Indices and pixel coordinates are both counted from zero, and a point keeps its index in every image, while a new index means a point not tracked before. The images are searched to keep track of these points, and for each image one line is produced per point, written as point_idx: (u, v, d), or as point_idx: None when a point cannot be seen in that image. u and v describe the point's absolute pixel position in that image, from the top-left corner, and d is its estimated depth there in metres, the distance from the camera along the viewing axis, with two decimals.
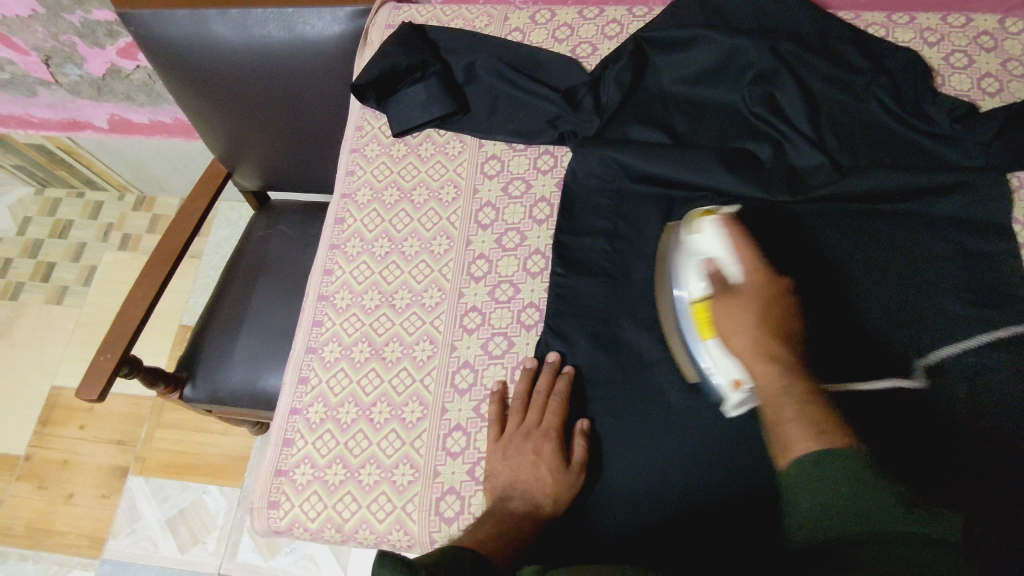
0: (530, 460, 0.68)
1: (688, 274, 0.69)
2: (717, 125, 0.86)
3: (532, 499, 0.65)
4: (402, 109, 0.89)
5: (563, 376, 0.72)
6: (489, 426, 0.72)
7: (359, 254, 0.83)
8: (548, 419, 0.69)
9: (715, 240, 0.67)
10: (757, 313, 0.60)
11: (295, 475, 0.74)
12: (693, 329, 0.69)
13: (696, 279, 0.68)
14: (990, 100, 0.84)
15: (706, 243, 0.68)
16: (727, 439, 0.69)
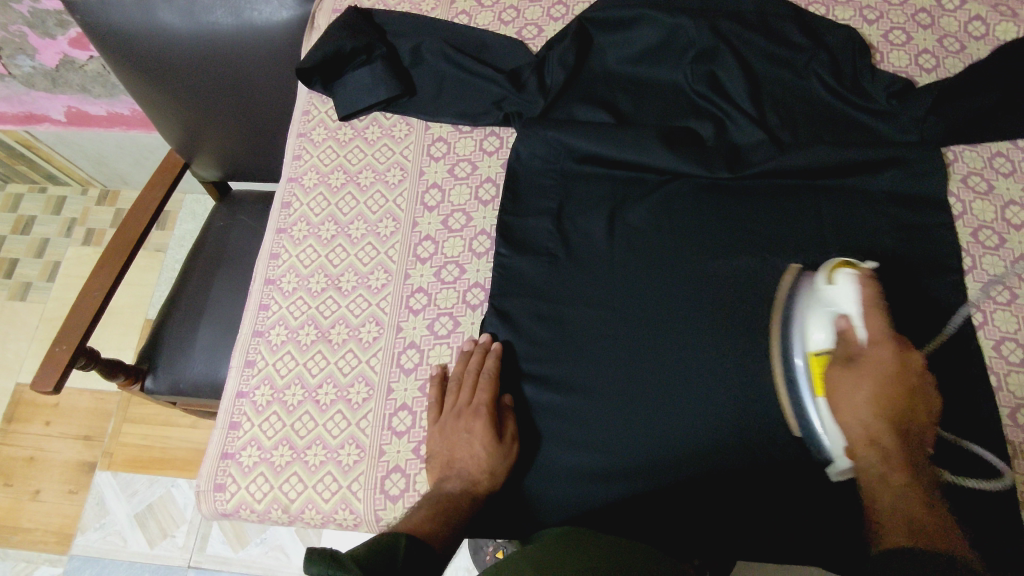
0: (464, 437, 0.68)
1: (809, 325, 0.67)
2: (661, 105, 0.86)
3: (469, 477, 0.66)
4: (348, 93, 0.88)
5: (493, 353, 0.73)
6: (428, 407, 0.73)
7: (306, 237, 0.83)
8: (479, 396, 0.70)
9: (849, 296, 0.65)
10: (873, 388, 0.61)
11: (241, 457, 0.74)
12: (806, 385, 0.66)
13: (818, 332, 0.66)
14: (926, 76, 0.86)
15: (844, 300, 0.65)
16: (662, 413, 0.72)
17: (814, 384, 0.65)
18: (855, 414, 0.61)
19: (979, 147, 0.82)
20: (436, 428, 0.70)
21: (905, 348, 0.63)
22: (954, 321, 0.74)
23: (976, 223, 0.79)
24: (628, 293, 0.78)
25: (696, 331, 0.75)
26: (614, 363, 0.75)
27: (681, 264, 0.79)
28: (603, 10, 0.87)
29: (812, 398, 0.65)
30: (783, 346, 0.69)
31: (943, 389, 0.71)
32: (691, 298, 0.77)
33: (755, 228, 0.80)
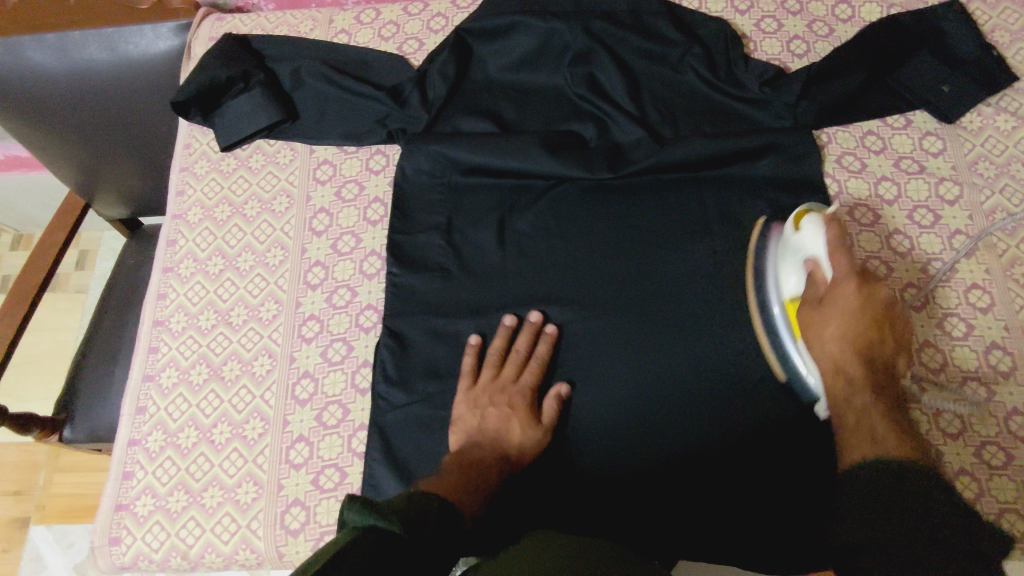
0: (502, 412, 0.70)
1: (783, 273, 0.69)
2: (543, 109, 0.87)
3: (498, 446, 0.68)
4: (229, 121, 0.86)
5: (547, 337, 0.74)
6: (461, 377, 0.73)
7: (192, 274, 0.82)
8: (526, 379, 0.72)
9: (815, 239, 0.65)
10: (840, 328, 0.62)
11: (136, 507, 0.72)
12: (786, 328, 0.68)
13: (791, 278, 0.68)
14: (798, 61, 0.88)
15: (809, 245, 0.66)
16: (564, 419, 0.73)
17: (790, 326, 0.68)
18: (816, 346, 0.64)
19: (850, 128, 0.84)
20: (469, 399, 0.71)
21: (868, 275, 0.63)
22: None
23: (851, 202, 0.81)
24: (523, 301, 0.78)
25: (590, 333, 0.76)
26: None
27: (570, 266, 0.79)
28: (476, 20, 0.86)
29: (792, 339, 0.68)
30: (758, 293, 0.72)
31: None
32: (581, 301, 0.77)
33: (642, 225, 0.80)
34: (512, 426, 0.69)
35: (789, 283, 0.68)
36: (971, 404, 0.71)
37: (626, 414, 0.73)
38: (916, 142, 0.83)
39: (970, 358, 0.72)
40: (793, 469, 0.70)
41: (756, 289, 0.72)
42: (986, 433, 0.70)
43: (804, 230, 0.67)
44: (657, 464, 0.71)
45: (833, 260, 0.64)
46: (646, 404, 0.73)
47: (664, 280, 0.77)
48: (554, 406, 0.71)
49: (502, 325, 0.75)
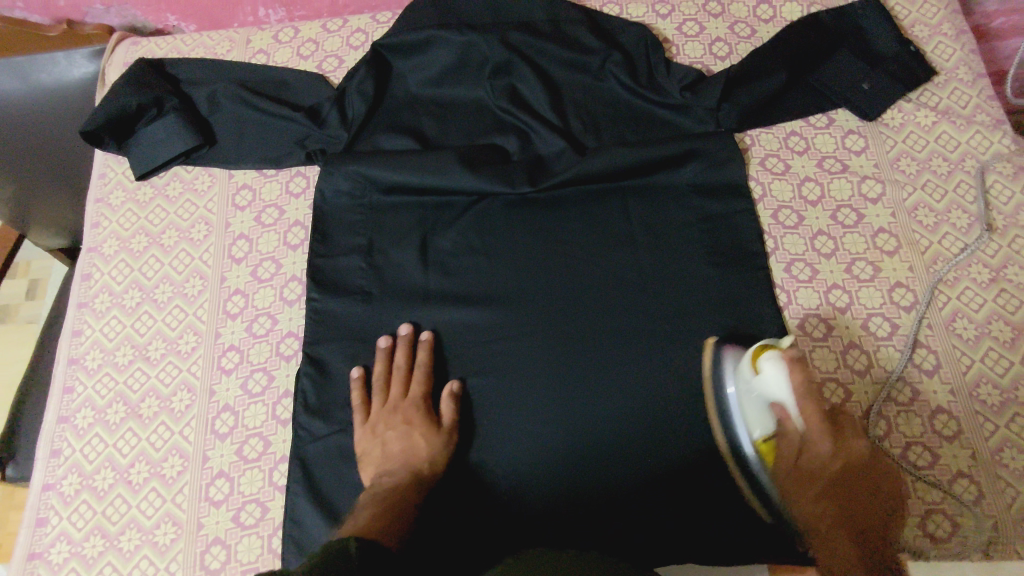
0: (403, 430, 0.69)
1: (749, 420, 0.65)
2: (465, 123, 0.85)
3: (409, 466, 0.67)
4: (143, 149, 0.84)
5: (423, 344, 0.74)
6: (354, 412, 0.71)
7: (108, 309, 0.80)
8: (415, 390, 0.71)
9: (780, 383, 0.63)
10: (818, 484, 0.63)
11: (50, 555, 0.69)
12: (749, 460, 0.65)
13: (757, 422, 0.64)
14: (720, 63, 0.87)
15: (774, 387, 0.64)
16: (493, 436, 0.71)
17: (763, 462, 0.64)
18: (796, 498, 0.63)
19: (774, 129, 0.83)
20: (368, 429, 0.70)
21: (834, 435, 0.64)
22: (761, 306, 0.74)
23: (775, 205, 0.80)
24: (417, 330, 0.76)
25: (519, 352, 0.74)
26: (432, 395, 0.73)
27: (493, 283, 0.78)
28: (394, 35, 0.85)
29: (760, 463, 0.64)
30: (714, 392, 0.68)
31: None
32: (506, 318, 0.76)
33: (566, 237, 0.79)
34: (414, 438, 0.68)
35: (750, 396, 0.65)
36: (895, 404, 0.70)
37: (549, 432, 0.71)
38: (839, 142, 0.82)
39: (894, 357, 0.72)
40: (722, 480, 0.68)
41: (712, 383, 0.68)
42: (912, 433, 0.69)
43: (766, 372, 0.64)
44: (583, 482, 0.69)
45: (802, 410, 0.63)
46: (568, 420, 0.71)
47: (589, 293, 0.76)
48: (451, 406, 0.70)
49: (378, 349, 0.74)
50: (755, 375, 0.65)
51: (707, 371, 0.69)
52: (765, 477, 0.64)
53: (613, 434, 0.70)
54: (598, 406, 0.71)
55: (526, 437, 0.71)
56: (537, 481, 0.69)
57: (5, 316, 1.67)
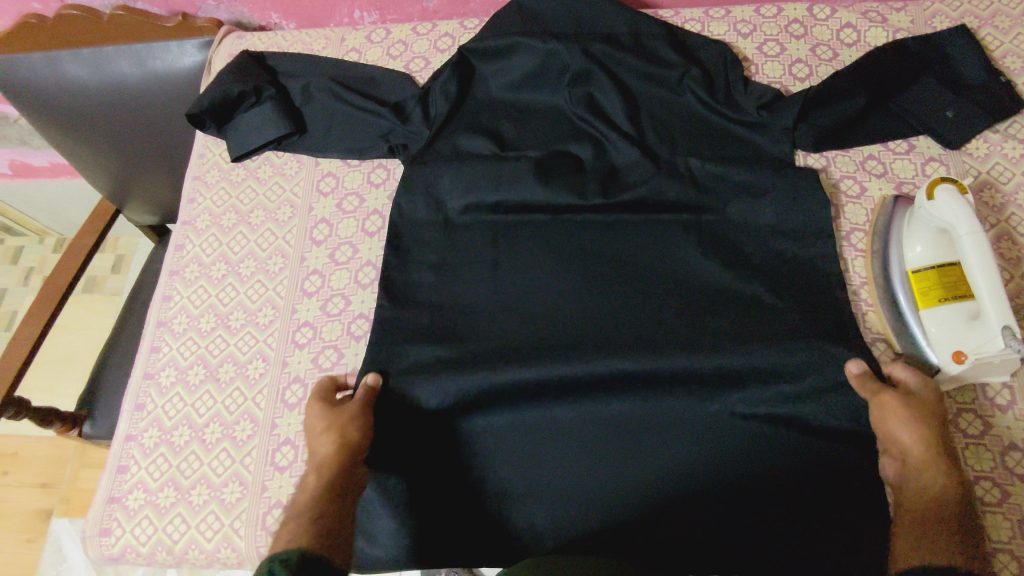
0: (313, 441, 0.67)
1: (909, 241, 0.72)
2: (540, 128, 0.88)
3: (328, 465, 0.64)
4: (240, 134, 0.90)
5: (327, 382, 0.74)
6: None
7: (196, 278, 0.85)
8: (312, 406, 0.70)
9: (954, 209, 0.66)
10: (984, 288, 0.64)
11: (127, 501, 0.74)
12: (908, 299, 0.71)
13: (916, 248, 0.71)
14: (800, 85, 0.87)
15: (949, 213, 0.67)
16: (551, 430, 0.74)
17: (917, 298, 0.70)
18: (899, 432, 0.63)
19: (851, 152, 0.83)
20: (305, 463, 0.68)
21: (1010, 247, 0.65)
22: (828, 320, 0.73)
23: (847, 227, 0.80)
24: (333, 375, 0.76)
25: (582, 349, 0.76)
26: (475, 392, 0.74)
27: (557, 284, 0.79)
28: (479, 40, 0.88)
29: (915, 311, 0.70)
30: (878, 259, 0.75)
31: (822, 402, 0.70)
32: (567, 317, 0.77)
33: (633, 243, 0.81)
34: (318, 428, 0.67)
35: (913, 252, 0.71)
36: (965, 437, 0.68)
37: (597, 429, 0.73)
38: (918, 168, 0.81)
39: (966, 390, 0.70)
40: (775, 495, 0.69)
41: (878, 235, 0.76)
42: (981, 468, 0.67)
43: (938, 199, 0.68)
44: (611, 491, 0.71)
45: (971, 224, 0.65)
46: (620, 420, 0.73)
47: (651, 298, 0.77)
48: (364, 394, 0.71)
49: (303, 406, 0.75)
50: (929, 201, 0.69)
51: (878, 220, 0.77)
52: (920, 331, 0.70)
53: (666, 440, 0.72)
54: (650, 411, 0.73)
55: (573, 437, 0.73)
56: (584, 480, 0.72)
57: (93, 287, 1.79)
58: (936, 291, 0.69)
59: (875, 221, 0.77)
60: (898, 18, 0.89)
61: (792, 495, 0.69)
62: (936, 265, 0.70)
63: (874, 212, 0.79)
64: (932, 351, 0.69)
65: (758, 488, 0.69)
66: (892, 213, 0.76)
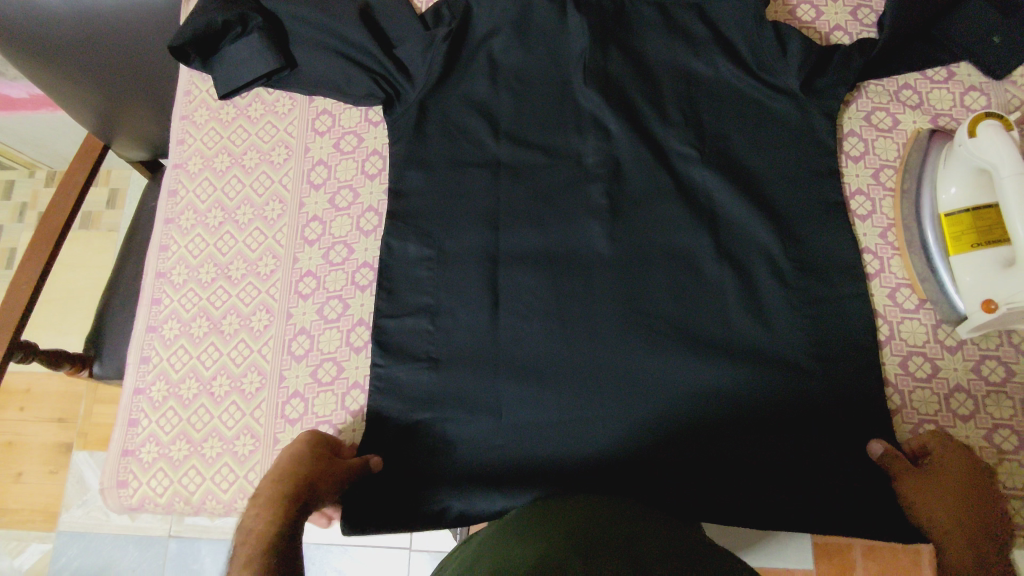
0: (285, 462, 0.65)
1: (946, 180, 0.68)
2: (547, 55, 0.81)
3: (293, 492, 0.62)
4: (227, 69, 0.84)
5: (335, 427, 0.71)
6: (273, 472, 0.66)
7: (193, 226, 0.82)
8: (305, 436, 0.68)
9: (996, 146, 0.62)
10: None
11: (141, 453, 0.75)
12: (938, 242, 0.68)
13: (951, 189, 0.67)
14: (832, 5, 0.80)
15: (990, 151, 0.62)
16: (571, 377, 0.71)
17: (948, 242, 0.67)
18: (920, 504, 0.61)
19: (884, 81, 0.77)
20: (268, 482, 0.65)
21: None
22: (846, 256, 0.72)
23: (876, 164, 0.75)
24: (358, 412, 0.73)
25: (597, 297, 0.74)
26: (473, 362, 0.73)
27: (567, 230, 0.76)
28: None
29: (944, 256, 0.68)
30: (907, 201, 0.72)
31: (839, 351, 0.69)
32: (578, 264, 0.75)
33: (647, 184, 0.77)
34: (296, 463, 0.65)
35: (947, 194, 0.68)
36: (987, 385, 0.67)
37: (614, 373, 0.71)
38: (956, 99, 0.76)
39: (991, 335, 0.68)
40: (795, 443, 0.67)
41: (910, 175, 0.72)
42: (1000, 415, 0.66)
43: (981, 136, 0.63)
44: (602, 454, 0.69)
45: (1013, 163, 0.61)
46: (629, 373, 0.71)
47: (664, 243, 0.75)
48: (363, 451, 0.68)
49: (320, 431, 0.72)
50: (970, 139, 0.64)
51: (911, 157, 0.73)
52: (949, 276, 0.68)
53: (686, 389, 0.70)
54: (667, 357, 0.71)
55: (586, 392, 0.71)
56: (604, 434, 0.70)
57: (88, 222, 1.75)
58: (968, 236, 0.66)
59: (910, 159, 0.73)
60: None
61: (812, 441, 0.67)
62: (971, 207, 0.66)
63: (905, 147, 0.75)
64: (959, 298, 0.67)
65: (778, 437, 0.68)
66: (925, 153, 0.72)
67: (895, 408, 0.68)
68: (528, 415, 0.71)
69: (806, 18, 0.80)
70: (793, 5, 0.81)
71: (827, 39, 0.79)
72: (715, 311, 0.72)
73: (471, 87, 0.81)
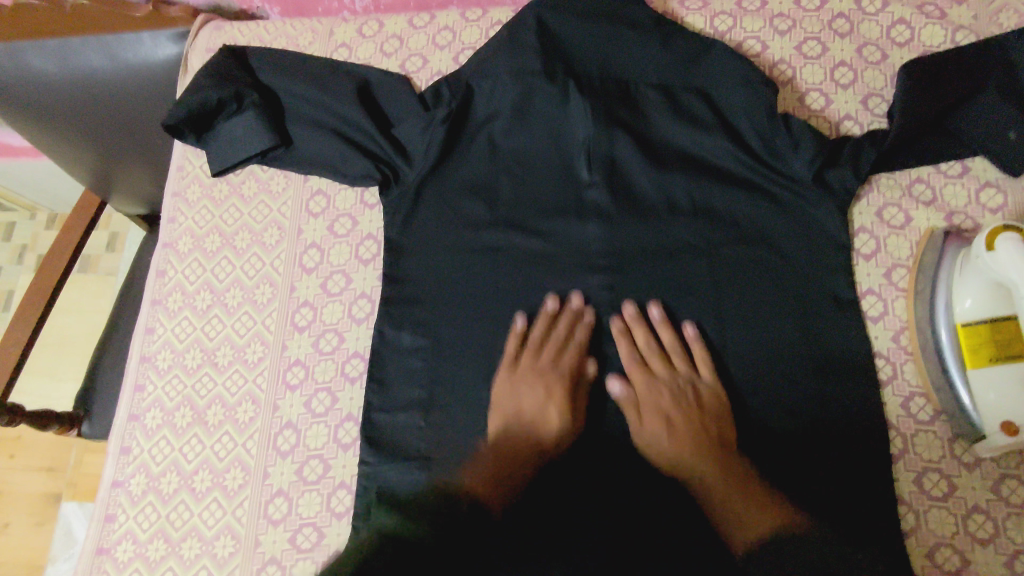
0: (540, 393, 0.68)
1: (961, 289, 0.65)
2: (548, 138, 0.79)
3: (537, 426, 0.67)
4: (221, 147, 0.82)
5: (570, 319, 0.72)
6: (508, 357, 0.72)
7: (180, 309, 0.80)
8: (568, 361, 0.70)
9: (1013, 263, 0.59)
10: None
11: (116, 552, 0.71)
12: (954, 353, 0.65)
13: (966, 300, 0.64)
14: (842, 93, 0.78)
15: (1006, 268, 0.59)
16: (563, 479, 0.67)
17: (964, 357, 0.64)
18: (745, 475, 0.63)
19: (896, 174, 0.75)
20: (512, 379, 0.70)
21: None
22: (859, 360, 0.68)
23: (888, 263, 0.72)
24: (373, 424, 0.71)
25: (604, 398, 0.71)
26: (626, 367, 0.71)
27: (562, 320, 0.74)
28: (482, 61, 0.79)
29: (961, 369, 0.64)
30: (921, 305, 0.69)
31: None
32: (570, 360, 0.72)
33: (648, 273, 0.74)
34: (551, 408, 0.67)
35: (963, 305, 0.65)
36: (1007, 506, 0.63)
37: (622, 406, 0.69)
38: (971, 195, 0.73)
39: (1012, 454, 0.65)
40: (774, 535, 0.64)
41: (926, 276, 0.69)
42: (1023, 541, 0.62)
43: (999, 251, 0.60)
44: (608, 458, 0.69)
45: None
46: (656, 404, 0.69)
47: (668, 338, 0.71)
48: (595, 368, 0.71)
49: (515, 330, 0.72)
50: (988, 252, 0.61)
51: (926, 257, 0.70)
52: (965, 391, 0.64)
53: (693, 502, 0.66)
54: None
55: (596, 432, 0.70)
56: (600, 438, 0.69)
57: (87, 266, 1.73)
58: (985, 350, 0.63)
59: (925, 259, 0.70)
60: (959, 13, 0.79)
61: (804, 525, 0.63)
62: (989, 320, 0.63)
63: (918, 245, 0.72)
64: (976, 416, 0.64)
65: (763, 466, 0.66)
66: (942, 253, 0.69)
67: (909, 528, 0.63)
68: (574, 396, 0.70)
69: (816, 106, 0.78)
70: (802, 93, 0.78)
71: (837, 129, 0.77)
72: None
73: (469, 170, 0.79)
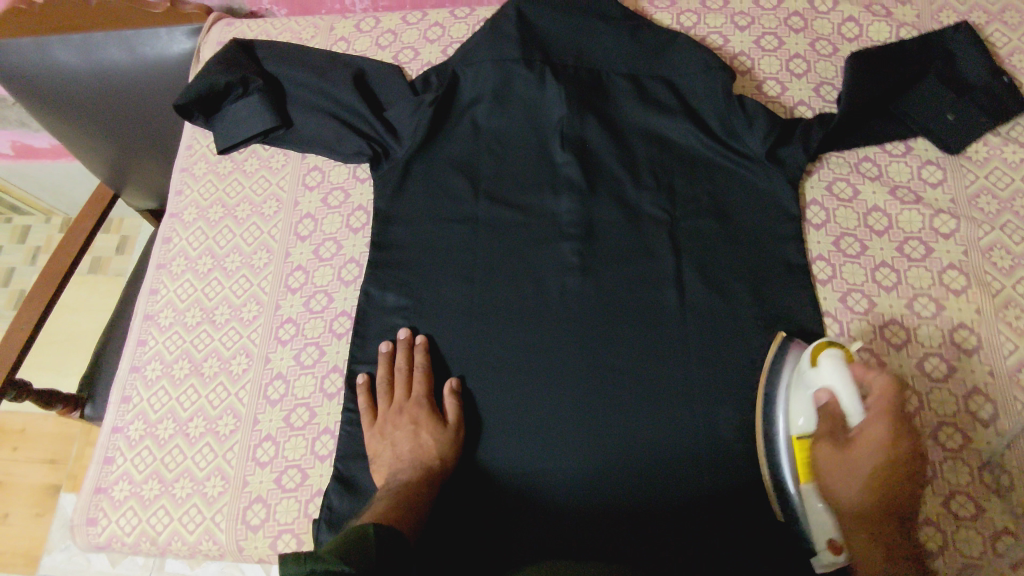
0: (408, 429, 0.71)
1: (794, 408, 0.66)
2: (527, 122, 0.86)
3: (418, 459, 0.69)
4: (226, 126, 0.89)
5: (420, 347, 0.76)
6: (362, 415, 0.74)
7: (183, 272, 0.86)
8: (417, 389, 0.73)
9: (831, 375, 0.62)
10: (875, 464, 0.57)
11: (113, 492, 0.76)
12: (789, 465, 0.66)
13: (801, 417, 0.65)
14: (796, 81, 0.85)
15: (826, 383, 0.62)
16: (533, 426, 0.73)
17: (799, 468, 0.64)
18: (839, 483, 0.59)
19: (845, 153, 0.81)
20: (377, 428, 0.72)
21: (913, 439, 0.57)
22: (808, 318, 0.74)
23: (838, 231, 0.78)
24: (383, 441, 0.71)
25: (579, 351, 0.75)
26: (584, 441, 0.72)
27: (540, 282, 0.79)
28: (468, 49, 0.86)
29: (797, 481, 0.65)
30: (764, 414, 0.69)
31: None
32: (488, 400, 0.74)
33: (619, 240, 0.80)
34: (422, 436, 0.70)
35: (797, 422, 0.65)
36: (943, 450, 0.68)
37: (620, 379, 0.73)
38: (914, 172, 0.80)
39: (949, 402, 0.69)
40: (734, 533, 0.67)
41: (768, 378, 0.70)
42: (957, 482, 0.67)
43: (822, 366, 0.62)
44: (611, 433, 0.72)
45: (848, 398, 0.60)
46: (592, 467, 0.71)
47: (635, 299, 0.77)
48: (453, 403, 0.72)
49: (380, 354, 0.76)
50: (812, 369, 0.64)
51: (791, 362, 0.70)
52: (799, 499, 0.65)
53: (655, 447, 0.71)
54: (646, 451, 0.71)
55: (486, 479, 0.71)
56: (611, 416, 0.72)
57: (98, 267, 1.80)
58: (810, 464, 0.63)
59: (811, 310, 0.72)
60: (903, 12, 0.86)
61: (777, 522, 0.67)
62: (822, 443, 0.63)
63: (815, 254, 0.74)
64: (809, 532, 0.64)
65: (732, 425, 0.71)
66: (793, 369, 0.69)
67: None
68: (546, 352, 0.75)
69: (772, 93, 0.85)
70: (760, 81, 0.85)
71: (792, 112, 0.83)
72: (646, 460, 0.70)
73: (454, 148, 0.85)
